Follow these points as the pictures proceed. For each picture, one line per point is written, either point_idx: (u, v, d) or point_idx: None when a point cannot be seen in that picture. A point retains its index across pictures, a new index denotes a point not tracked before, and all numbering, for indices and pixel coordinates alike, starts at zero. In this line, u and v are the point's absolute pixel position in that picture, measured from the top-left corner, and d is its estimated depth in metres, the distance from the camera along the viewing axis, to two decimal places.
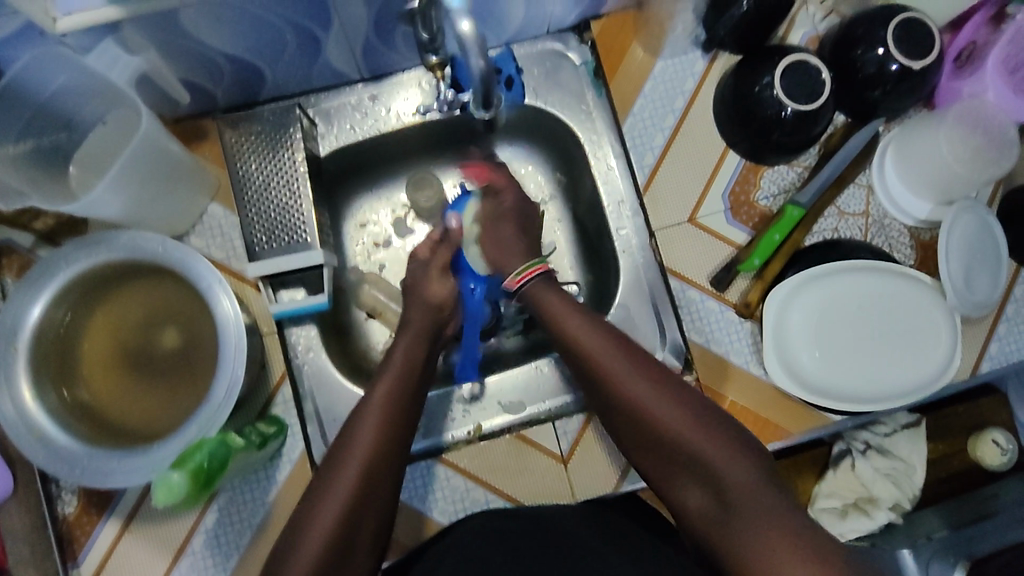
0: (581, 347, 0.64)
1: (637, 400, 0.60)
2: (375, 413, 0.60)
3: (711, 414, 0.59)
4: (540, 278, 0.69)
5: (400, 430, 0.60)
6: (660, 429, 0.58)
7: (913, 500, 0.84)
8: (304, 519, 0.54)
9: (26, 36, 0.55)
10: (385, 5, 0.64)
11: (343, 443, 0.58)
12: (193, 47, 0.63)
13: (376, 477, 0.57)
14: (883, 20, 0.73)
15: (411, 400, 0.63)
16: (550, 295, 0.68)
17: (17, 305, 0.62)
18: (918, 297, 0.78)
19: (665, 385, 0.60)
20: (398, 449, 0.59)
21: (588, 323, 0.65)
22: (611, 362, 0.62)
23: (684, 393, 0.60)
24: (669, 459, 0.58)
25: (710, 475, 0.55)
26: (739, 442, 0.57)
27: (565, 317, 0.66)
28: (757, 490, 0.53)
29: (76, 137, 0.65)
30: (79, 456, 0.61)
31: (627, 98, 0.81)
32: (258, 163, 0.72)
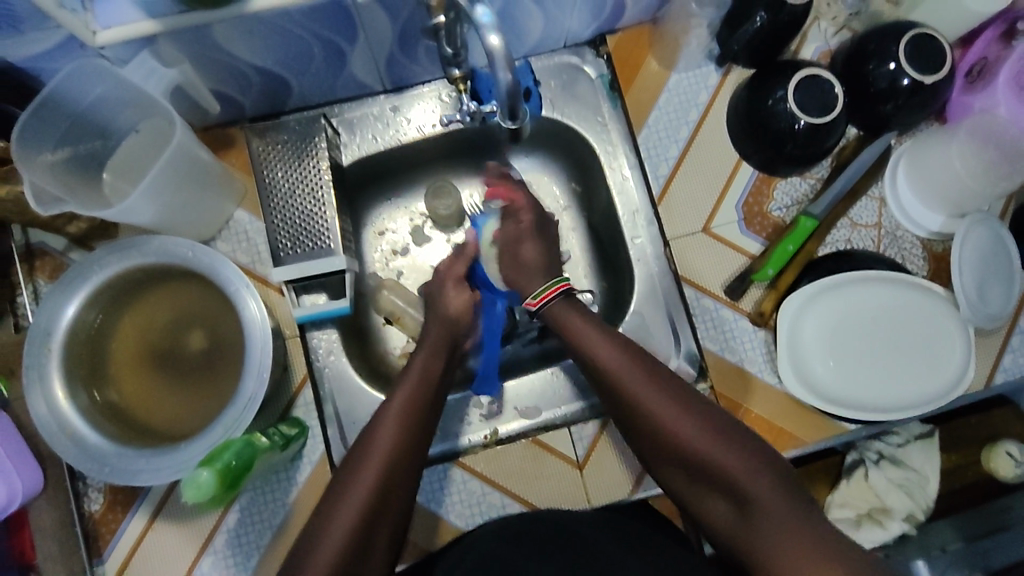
0: (600, 361, 0.65)
1: (656, 416, 0.61)
2: (393, 419, 0.61)
3: (733, 428, 0.59)
4: (561, 296, 0.71)
5: (417, 438, 0.61)
6: (682, 444, 0.59)
7: (926, 511, 0.83)
8: (321, 522, 0.55)
9: (68, 48, 0.58)
10: (409, 21, 0.66)
11: (362, 448, 0.60)
12: (224, 60, 0.65)
13: (393, 483, 0.58)
14: (895, 35, 0.75)
15: (429, 406, 0.64)
16: (571, 311, 0.70)
17: (52, 306, 0.64)
18: (930, 310, 0.79)
19: (685, 398, 0.61)
20: (414, 454, 0.61)
21: (607, 336, 0.66)
22: (628, 375, 0.63)
23: (705, 407, 0.61)
24: (692, 474, 0.59)
25: (732, 489, 0.56)
26: (763, 451, 0.58)
27: (584, 331, 0.67)
28: (777, 500, 0.54)
29: (110, 145, 0.68)
30: (108, 454, 0.63)
31: (642, 111, 0.82)
32: (283, 171, 0.74)
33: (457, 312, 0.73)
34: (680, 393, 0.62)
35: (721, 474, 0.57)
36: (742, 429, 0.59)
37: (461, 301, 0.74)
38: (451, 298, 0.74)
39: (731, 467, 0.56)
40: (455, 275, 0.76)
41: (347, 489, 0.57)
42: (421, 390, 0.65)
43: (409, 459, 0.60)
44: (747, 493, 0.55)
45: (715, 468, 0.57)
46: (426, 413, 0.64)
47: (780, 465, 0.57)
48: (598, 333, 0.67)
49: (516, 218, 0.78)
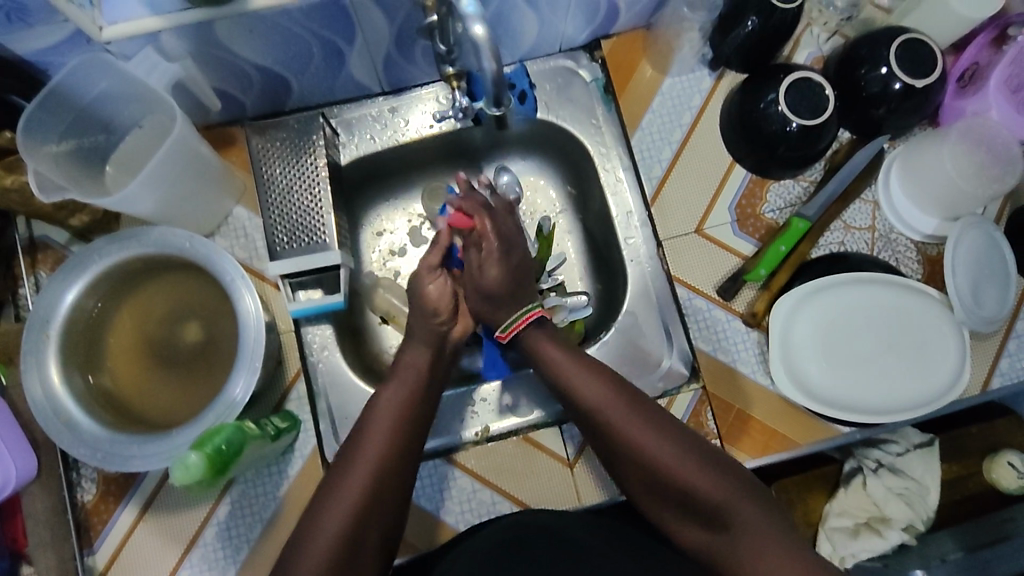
0: (575, 388, 0.65)
1: (632, 444, 0.61)
2: (384, 419, 0.62)
3: (707, 451, 0.60)
4: (534, 325, 0.69)
5: (411, 433, 0.62)
6: (659, 470, 0.59)
7: (926, 522, 0.80)
8: (311, 522, 0.56)
9: (76, 43, 0.60)
10: (406, 21, 0.68)
11: (352, 448, 0.60)
12: (227, 58, 0.67)
13: (385, 482, 0.58)
14: (886, 40, 0.76)
15: (422, 404, 0.65)
16: (541, 340, 0.68)
17: (52, 293, 0.66)
18: (924, 312, 0.78)
19: (661, 424, 0.61)
20: (407, 455, 0.61)
21: (582, 364, 0.65)
22: (607, 402, 0.63)
23: (681, 431, 0.61)
24: (669, 498, 0.60)
25: (710, 512, 0.57)
26: (737, 474, 0.59)
27: (558, 359, 0.66)
28: (755, 521, 0.55)
29: (114, 139, 0.70)
30: (100, 439, 0.64)
31: (636, 113, 0.84)
32: (282, 168, 0.76)
33: (435, 304, 0.70)
34: (657, 420, 0.62)
35: (699, 499, 0.57)
36: (716, 451, 0.60)
37: (437, 288, 0.70)
38: (427, 288, 0.70)
39: (708, 492, 0.57)
40: (428, 263, 0.71)
41: (337, 489, 0.57)
42: (414, 388, 0.65)
43: (401, 459, 0.60)
44: (725, 517, 0.56)
45: (692, 493, 0.58)
46: (419, 412, 0.64)
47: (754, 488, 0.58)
48: (574, 362, 0.66)
49: (479, 246, 0.70)
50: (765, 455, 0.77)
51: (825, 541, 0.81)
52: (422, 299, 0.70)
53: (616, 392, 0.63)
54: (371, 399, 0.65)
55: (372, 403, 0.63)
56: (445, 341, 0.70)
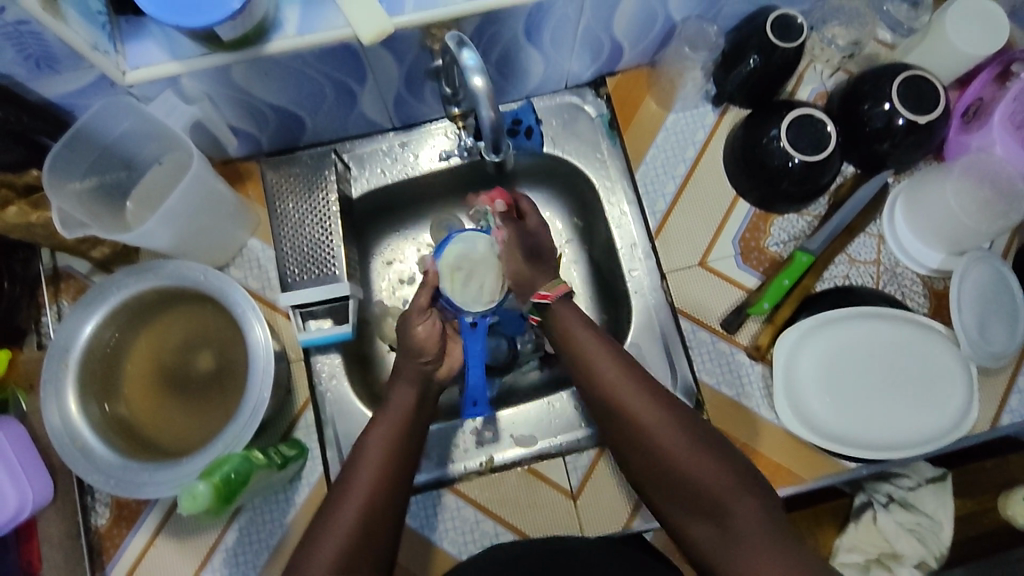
0: (593, 372, 0.67)
1: (640, 426, 0.63)
2: (378, 448, 0.63)
3: (713, 437, 0.62)
4: (564, 299, 0.72)
5: (403, 464, 0.63)
6: (663, 453, 0.62)
7: (940, 559, 0.78)
8: (304, 555, 0.57)
9: (101, 86, 0.64)
10: (415, 63, 0.71)
11: (345, 479, 0.61)
12: (243, 98, 0.70)
13: (378, 506, 0.59)
14: (889, 76, 0.77)
15: (412, 432, 0.66)
16: (572, 322, 0.71)
17: (72, 323, 0.68)
18: (929, 346, 0.78)
19: (669, 407, 0.64)
20: (400, 484, 0.62)
21: (605, 348, 0.68)
22: (622, 388, 0.65)
23: (688, 419, 0.63)
24: (668, 483, 0.62)
25: (705, 497, 0.59)
26: (737, 461, 0.61)
27: (582, 342, 0.69)
28: (749, 508, 0.57)
29: (135, 175, 0.73)
30: (114, 466, 0.66)
31: (640, 148, 0.85)
32: (295, 202, 0.78)
33: (421, 343, 0.70)
34: (668, 405, 0.64)
35: (699, 485, 0.59)
36: (720, 439, 0.62)
37: (426, 329, 0.71)
38: (416, 327, 0.71)
39: (708, 477, 0.59)
40: (418, 305, 0.72)
41: (330, 522, 0.58)
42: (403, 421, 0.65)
43: (393, 488, 0.61)
44: (721, 501, 0.58)
45: (691, 477, 0.60)
46: (412, 440, 0.65)
47: (753, 478, 0.60)
48: (600, 345, 0.68)
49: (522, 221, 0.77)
50: (771, 490, 0.77)
51: None
52: (409, 336, 0.70)
53: (634, 380, 0.65)
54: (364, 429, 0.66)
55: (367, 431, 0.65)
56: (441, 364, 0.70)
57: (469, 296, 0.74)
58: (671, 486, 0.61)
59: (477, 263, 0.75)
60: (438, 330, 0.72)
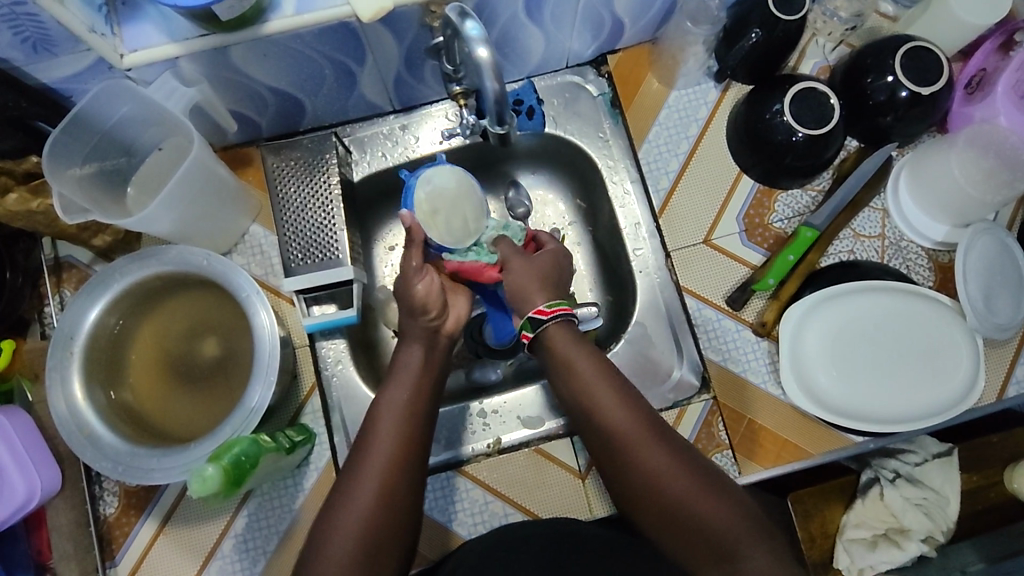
0: (595, 406, 0.62)
1: (648, 471, 0.59)
2: (388, 425, 0.61)
3: (722, 481, 0.59)
4: (562, 321, 0.66)
5: (417, 438, 0.62)
6: (674, 498, 0.57)
7: (947, 533, 0.76)
8: (322, 537, 0.57)
9: (98, 69, 0.63)
10: (414, 42, 0.70)
11: (358, 459, 0.60)
12: (242, 81, 0.69)
13: (398, 482, 0.59)
14: (892, 48, 0.76)
15: (425, 405, 0.64)
16: (566, 341, 0.64)
17: (76, 311, 0.68)
18: (938, 317, 0.78)
19: (677, 449, 0.60)
20: (416, 461, 0.61)
21: (608, 380, 0.62)
22: (627, 425, 0.60)
23: (697, 461, 0.60)
24: (675, 530, 0.57)
25: (718, 545, 0.56)
26: (751, 509, 0.58)
27: (581, 372, 0.63)
28: (765, 559, 0.55)
29: (135, 161, 0.72)
30: (121, 452, 0.66)
31: (643, 126, 0.85)
32: (296, 186, 0.77)
33: (424, 306, 0.68)
34: (676, 447, 0.60)
35: (705, 527, 0.56)
36: (732, 483, 0.59)
37: (426, 286, 0.68)
38: (415, 284, 0.68)
39: (722, 525, 0.56)
40: (415, 265, 0.68)
41: (347, 504, 0.57)
42: (416, 390, 0.64)
43: (412, 466, 0.60)
44: (737, 552, 0.55)
45: (705, 526, 0.56)
46: (425, 416, 0.63)
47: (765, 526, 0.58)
48: (600, 375, 0.62)
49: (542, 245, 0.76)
50: (778, 465, 0.77)
51: (843, 553, 0.76)
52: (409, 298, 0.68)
53: (639, 416, 0.61)
54: (374, 399, 0.64)
55: (375, 406, 0.63)
56: (441, 345, 0.69)
57: (457, 234, 0.73)
58: (679, 533, 0.57)
59: (450, 200, 0.73)
60: (438, 289, 0.68)
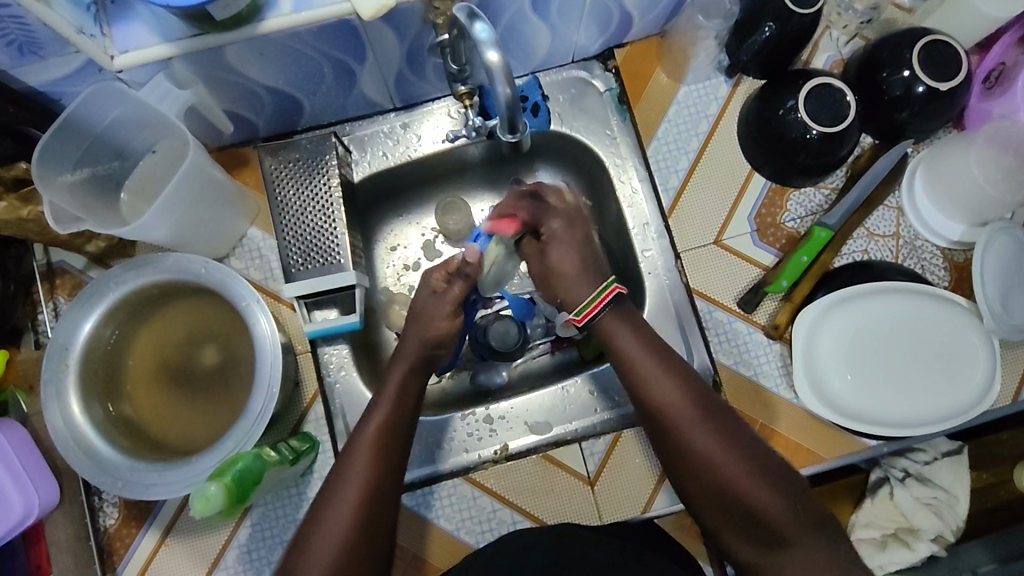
0: (646, 388, 0.60)
1: (702, 456, 0.56)
2: (371, 430, 0.60)
3: (773, 461, 0.56)
4: (608, 306, 0.62)
5: (398, 456, 0.60)
6: (725, 483, 0.55)
7: (957, 532, 0.75)
8: (302, 546, 0.55)
9: (88, 72, 0.61)
10: (417, 39, 0.67)
11: (340, 465, 0.58)
12: (237, 82, 0.67)
13: (377, 496, 0.57)
14: (909, 41, 0.74)
15: (406, 409, 0.63)
16: (618, 323, 0.62)
17: (70, 322, 0.66)
18: (953, 320, 0.76)
19: (732, 431, 0.57)
20: (396, 467, 0.59)
21: (660, 361, 0.60)
22: (679, 407, 0.58)
23: (750, 441, 0.57)
24: (725, 513, 0.56)
25: (768, 532, 0.54)
26: (806, 496, 0.55)
27: (635, 357, 0.60)
28: (816, 549, 0.53)
29: (128, 165, 0.70)
30: (120, 467, 0.64)
31: (651, 123, 0.82)
32: (295, 188, 0.75)
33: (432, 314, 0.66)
34: (731, 430, 0.57)
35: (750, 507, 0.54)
36: (787, 470, 0.57)
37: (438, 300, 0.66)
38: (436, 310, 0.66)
39: (767, 503, 0.54)
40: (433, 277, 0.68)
41: (328, 509, 0.56)
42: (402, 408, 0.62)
43: (392, 474, 0.59)
44: (787, 540, 0.53)
45: (755, 513, 0.54)
46: (404, 419, 0.62)
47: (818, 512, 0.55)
48: (651, 356, 0.60)
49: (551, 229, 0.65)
50: None
51: None
52: (425, 314, 0.66)
53: (687, 393, 0.58)
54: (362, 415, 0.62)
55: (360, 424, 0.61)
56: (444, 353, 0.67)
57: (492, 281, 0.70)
58: (723, 509, 0.56)
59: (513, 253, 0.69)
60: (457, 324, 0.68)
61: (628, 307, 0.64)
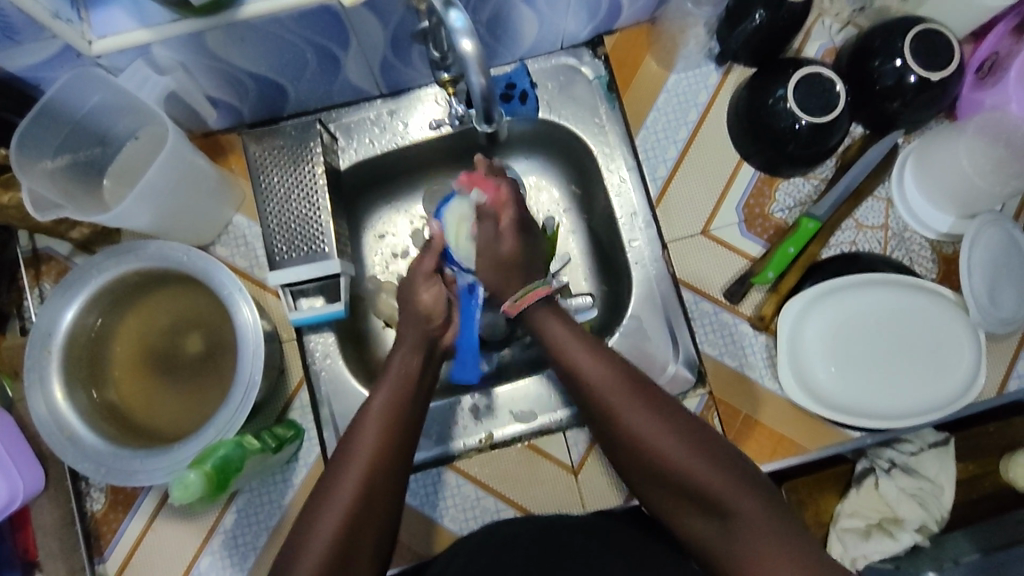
0: (584, 378, 0.62)
1: (639, 441, 0.58)
2: (375, 421, 0.59)
3: (713, 443, 0.58)
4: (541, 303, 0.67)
5: (402, 445, 0.59)
6: (668, 466, 0.57)
7: (941, 521, 0.75)
8: (300, 531, 0.55)
9: (66, 57, 0.60)
10: (400, 26, 0.67)
11: (343, 454, 0.58)
12: (220, 67, 0.66)
13: (378, 486, 0.56)
14: (900, 30, 0.73)
15: (413, 401, 0.62)
16: (553, 324, 0.65)
17: (53, 309, 0.66)
18: (939, 313, 0.76)
19: (670, 415, 0.59)
20: (400, 463, 0.58)
21: (592, 352, 0.63)
22: (616, 395, 0.60)
23: (690, 424, 0.59)
24: (660, 482, 0.58)
25: (711, 502, 0.55)
26: (742, 464, 0.57)
27: (563, 347, 0.64)
28: (759, 515, 0.54)
29: (110, 151, 0.69)
30: (104, 454, 0.64)
31: (640, 112, 0.82)
32: (280, 175, 0.75)
33: (427, 309, 0.67)
34: (669, 414, 0.59)
35: (694, 487, 0.56)
36: (726, 448, 0.58)
37: (431, 295, 0.68)
38: (421, 295, 0.68)
39: (710, 481, 0.55)
40: (423, 271, 0.69)
41: (330, 496, 0.55)
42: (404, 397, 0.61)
43: (396, 468, 0.58)
44: (727, 509, 0.54)
45: (695, 485, 0.56)
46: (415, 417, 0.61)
47: (763, 485, 0.57)
48: (585, 347, 0.63)
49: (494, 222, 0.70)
50: (772, 460, 0.76)
51: (836, 542, 0.75)
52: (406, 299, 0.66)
53: (626, 382, 0.60)
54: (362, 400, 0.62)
55: (361, 409, 0.60)
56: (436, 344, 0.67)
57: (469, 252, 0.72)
58: (671, 492, 0.58)
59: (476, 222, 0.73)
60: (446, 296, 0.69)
61: (563, 313, 0.67)
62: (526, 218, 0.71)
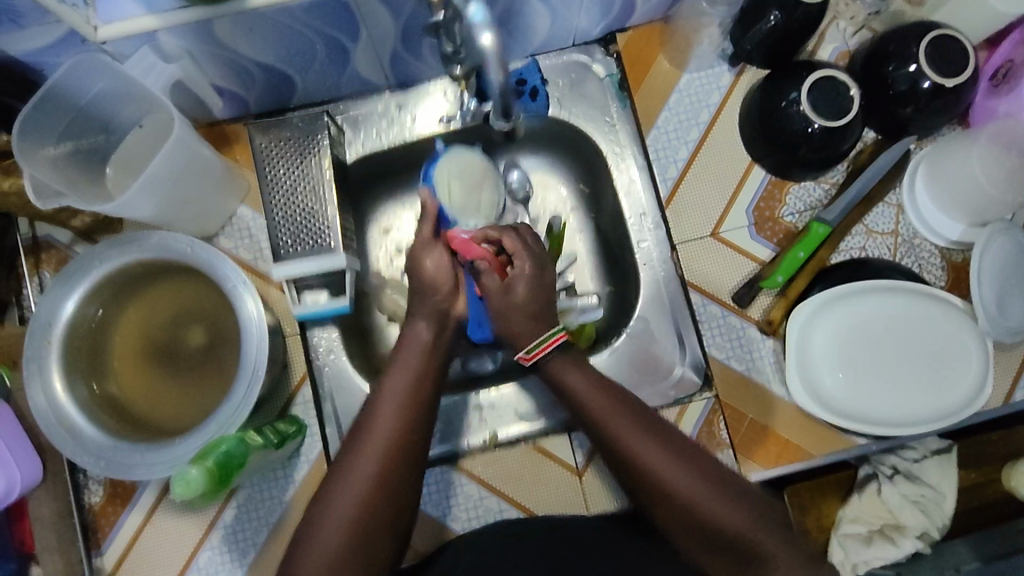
0: (605, 424, 0.61)
1: (666, 486, 0.58)
2: (387, 418, 0.58)
3: (733, 482, 0.59)
4: (557, 349, 0.64)
5: (414, 438, 0.58)
6: (694, 511, 0.57)
7: (942, 529, 0.74)
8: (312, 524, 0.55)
9: (71, 42, 0.58)
10: (412, 18, 0.65)
11: (354, 447, 0.57)
12: (227, 56, 0.65)
13: (390, 480, 0.56)
14: (916, 35, 0.72)
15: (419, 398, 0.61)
16: (570, 368, 0.63)
17: (53, 299, 0.65)
18: (948, 322, 0.76)
19: (692, 458, 0.59)
20: (411, 459, 0.58)
21: (610, 397, 0.62)
22: (640, 440, 0.59)
23: (709, 465, 0.60)
24: (683, 526, 0.58)
25: (739, 544, 0.56)
26: (760, 501, 0.58)
27: (581, 390, 0.62)
28: (784, 555, 0.55)
29: (113, 139, 0.68)
30: (104, 447, 0.63)
31: (651, 111, 0.81)
32: (286, 167, 0.73)
33: (433, 279, 0.66)
34: (690, 456, 0.59)
35: (721, 530, 0.56)
36: (747, 487, 0.59)
37: (436, 264, 0.67)
38: (425, 262, 0.67)
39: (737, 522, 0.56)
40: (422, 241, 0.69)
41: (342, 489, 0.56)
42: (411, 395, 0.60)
43: (404, 462, 0.57)
44: (754, 547, 0.56)
45: (722, 527, 0.56)
46: (427, 415, 0.61)
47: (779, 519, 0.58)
48: (604, 394, 0.62)
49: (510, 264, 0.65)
50: (778, 465, 0.75)
51: (837, 548, 0.74)
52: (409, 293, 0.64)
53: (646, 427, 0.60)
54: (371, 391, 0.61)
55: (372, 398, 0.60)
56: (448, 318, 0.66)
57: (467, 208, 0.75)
58: (695, 535, 0.57)
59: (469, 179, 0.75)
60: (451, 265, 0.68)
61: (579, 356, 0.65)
62: (543, 260, 0.67)
